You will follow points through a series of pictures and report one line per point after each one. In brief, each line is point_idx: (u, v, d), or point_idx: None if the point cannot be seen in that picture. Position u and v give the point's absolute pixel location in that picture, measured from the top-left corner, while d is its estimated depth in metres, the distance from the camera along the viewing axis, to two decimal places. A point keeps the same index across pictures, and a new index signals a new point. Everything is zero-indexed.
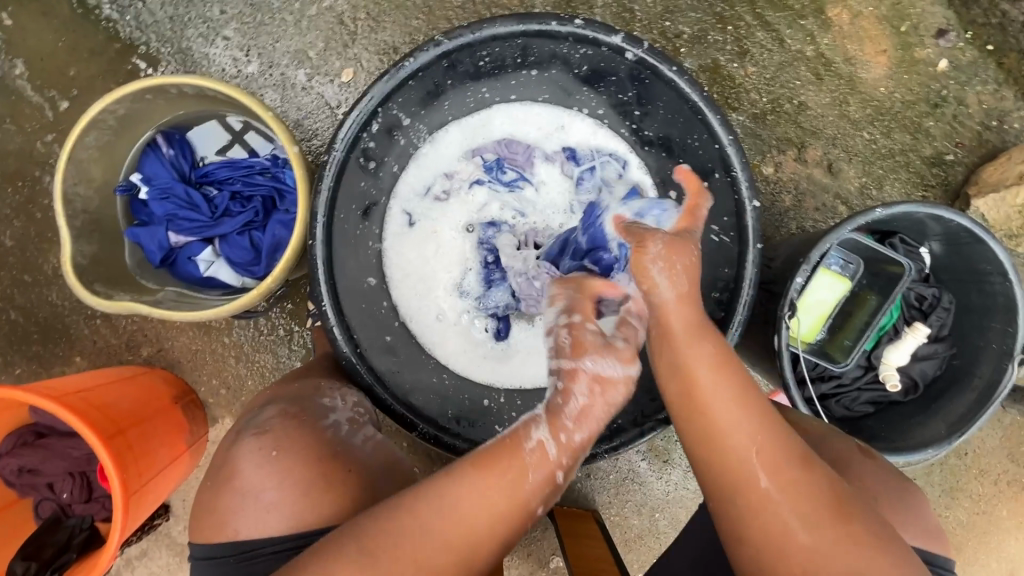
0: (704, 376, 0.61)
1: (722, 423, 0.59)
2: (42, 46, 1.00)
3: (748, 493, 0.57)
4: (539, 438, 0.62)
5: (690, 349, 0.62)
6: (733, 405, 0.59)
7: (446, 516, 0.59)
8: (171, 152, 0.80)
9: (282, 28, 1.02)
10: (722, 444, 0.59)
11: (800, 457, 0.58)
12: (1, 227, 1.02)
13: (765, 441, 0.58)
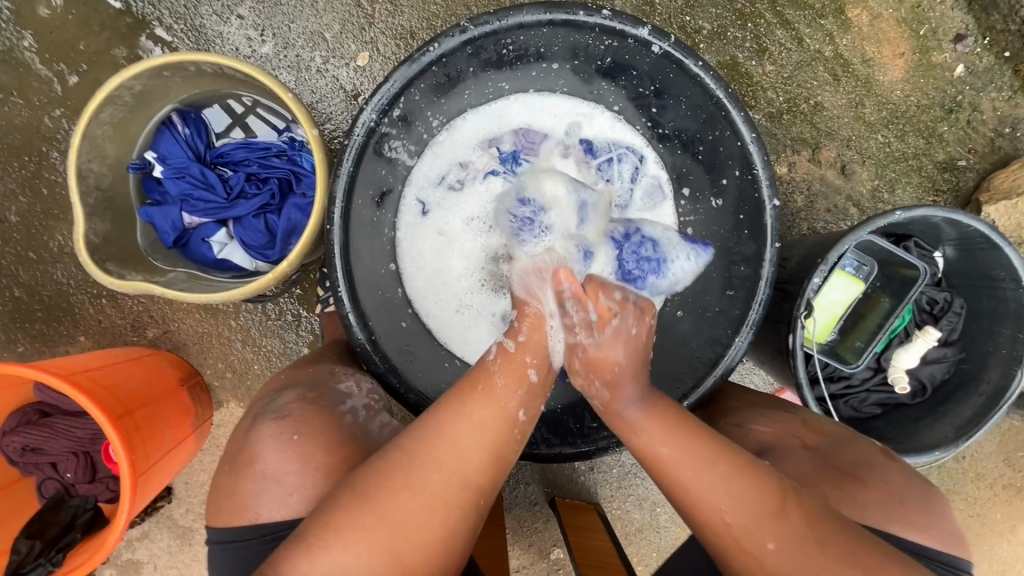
0: (661, 452, 0.64)
1: (693, 483, 0.62)
2: (52, 18, 0.98)
3: (744, 552, 0.59)
4: (500, 351, 0.69)
5: (646, 427, 0.65)
6: (688, 462, 0.62)
7: (444, 442, 0.61)
8: (187, 131, 0.79)
9: (298, 10, 1.00)
10: (695, 507, 0.61)
11: (775, 512, 0.59)
12: (6, 202, 1.00)
13: (706, 484, 0.61)
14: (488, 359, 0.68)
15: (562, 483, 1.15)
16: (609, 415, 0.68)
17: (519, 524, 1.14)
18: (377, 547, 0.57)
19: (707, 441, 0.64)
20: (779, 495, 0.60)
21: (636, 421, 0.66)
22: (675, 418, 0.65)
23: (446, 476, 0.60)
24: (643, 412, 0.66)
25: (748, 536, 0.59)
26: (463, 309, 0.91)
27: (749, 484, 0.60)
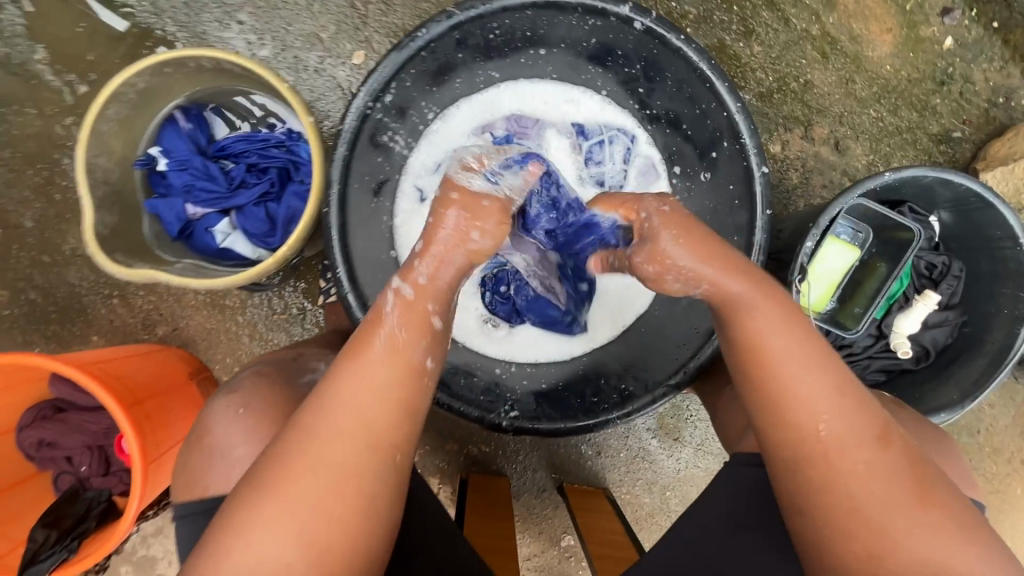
0: (774, 342, 0.58)
1: (797, 382, 0.57)
2: (62, 32, 1.02)
3: (831, 468, 0.55)
4: (395, 298, 0.60)
5: (759, 316, 0.60)
6: (811, 355, 0.58)
7: (343, 407, 0.56)
8: (189, 126, 0.82)
9: (295, 13, 1.04)
10: (790, 408, 0.57)
11: (877, 440, 0.56)
12: (21, 209, 1.04)
13: (811, 387, 0.57)
14: (382, 309, 0.60)
15: (570, 469, 1.15)
16: (718, 294, 0.62)
17: (528, 511, 1.15)
18: (299, 530, 0.53)
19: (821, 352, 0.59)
20: (883, 423, 0.57)
21: (742, 311, 0.60)
22: (791, 311, 0.60)
23: (352, 441, 0.55)
24: (769, 298, 0.60)
25: (841, 449, 0.56)
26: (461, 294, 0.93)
27: (857, 399, 0.57)
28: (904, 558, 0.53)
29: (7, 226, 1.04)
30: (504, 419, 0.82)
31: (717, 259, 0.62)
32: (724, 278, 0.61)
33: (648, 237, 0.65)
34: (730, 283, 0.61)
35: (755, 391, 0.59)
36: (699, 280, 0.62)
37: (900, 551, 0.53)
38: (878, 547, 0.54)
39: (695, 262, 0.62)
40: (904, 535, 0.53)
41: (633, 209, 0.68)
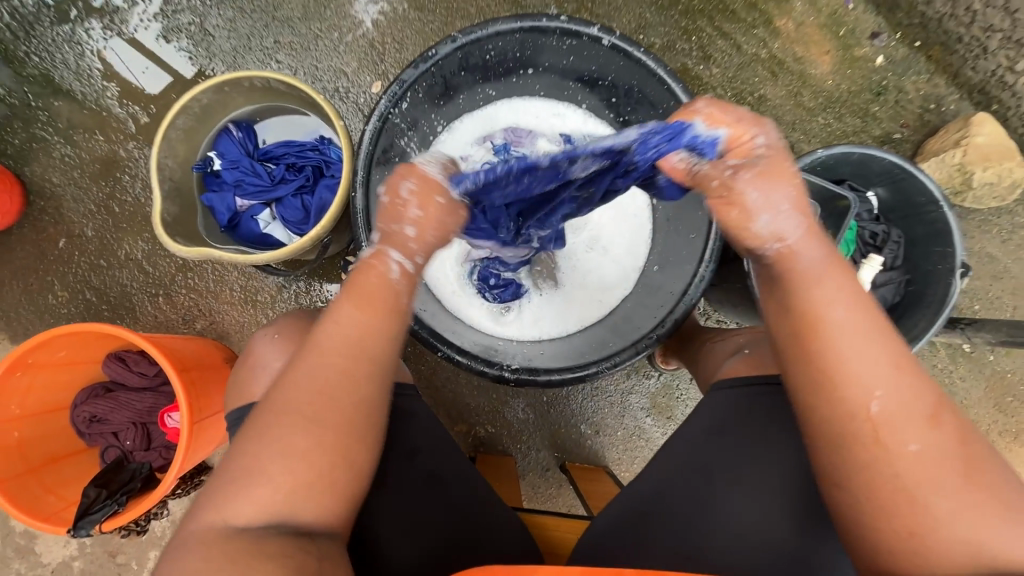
0: (831, 317, 0.59)
1: (851, 355, 0.57)
2: (131, 74, 1.23)
3: (878, 442, 0.56)
4: (396, 266, 0.65)
5: (817, 291, 0.60)
6: (872, 329, 0.58)
7: (332, 350, 0.61)
8: (240, 135, 0.99)
9: (324, 53, 1.24)
10: (839, 380, 0.57)
11: (929, 418, 0.55)
12: (84, 220, 1.20)
13: (865, 362, 0.57)
14: (380, 271, 0.65)
15: (571, 447, 1.24)
16: (790, 258, 0.62)
17: (533, 490, 1.22)
18: (300, 465, 0.57)
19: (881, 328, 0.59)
20: (940, 403, 0.56)
21: (813, 262, 0.62)
22: (853, 288, 0.60)
23: (342, 378, 0.60)
24: (830, 273, 0.61)
25: (891, 426, 0.55)
26: (465, 283, 1.13)
27: (914, 379, 0.57)
28: (945, 536, 0.53)
29: (72, 235, 1.20)
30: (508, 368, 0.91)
31: (805, 220, 0.63)
32: (804, 240, 0.62)
33: (755, 165, 0.63)
34: (803, 247, 0.62)
35: (808, 364, 0.60)
36: (783, 236, 0.62)
37: (934, 530, 0.53)
38: (917, 522, 0.54)
39: (792, 210, 0.63)
40: (948, 514, 0.53)
41: (745, 132, 0.63)
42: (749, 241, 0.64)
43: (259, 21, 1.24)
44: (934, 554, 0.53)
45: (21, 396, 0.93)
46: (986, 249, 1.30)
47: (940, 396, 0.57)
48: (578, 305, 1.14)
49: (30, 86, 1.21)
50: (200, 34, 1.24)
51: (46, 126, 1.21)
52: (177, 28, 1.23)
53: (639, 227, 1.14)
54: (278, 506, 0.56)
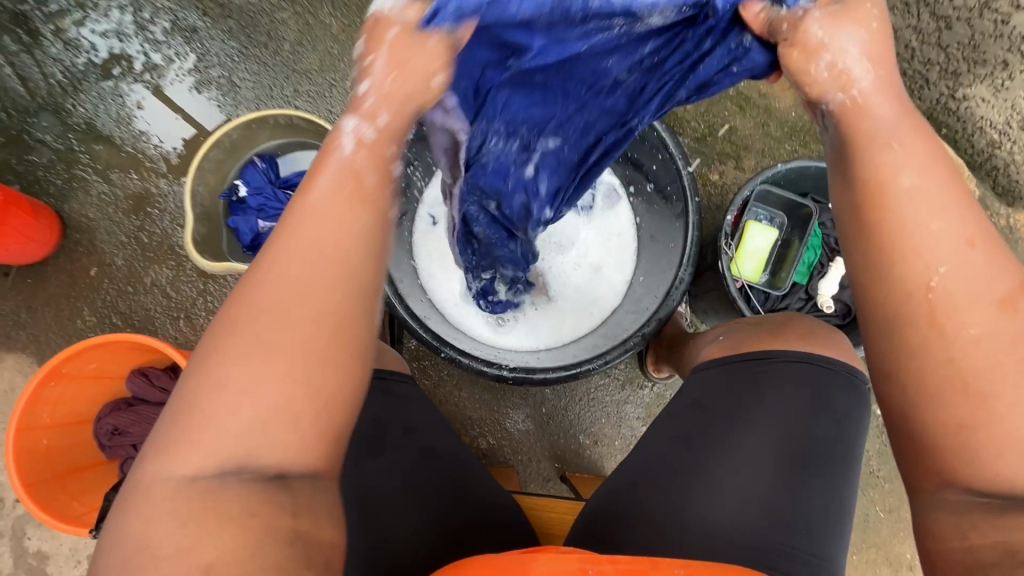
0: (908, 182, 0.54)
1: (924, 219, 0.53)
2: (166, 123, 1.38)
3: (943, 317, 0.52)
4: (356, 143, 0.58)
5: (891, 158, 0.55)
6: (949, 199, 0.54)
7: (301, 257, 0.52)
8: (264, 165, 1.09)
9: (338, 101, 1.40)
10: (906, 252, 0.53)
11: (1000, 302, 0.52)
12: (115, 250, 1.30)
13: (935, 233, 0.53)
14: (338, 147, 0.58)
15: (570, 458, 1.29)
16: (860, 120, 0.57)
17: None
18: (275, 391, 0.48)
19: (959, 201, 0.54)
20: (1015, 284, 0.52)
21: (886, 121, 0.57)
22: (936, 154, 0.56)
23: (319, 287, 0.51)
24: (907, 135, 0.56)
25: (953, 304, 0.52)
26: (467, 301, 1.22)
27: (989, 255, 0.53)
28: (996, 431, 0.50)
29: (102, 264, 1.30)
30: (505, 368, 1.00)
31: (883, 77, 0.58)
32: (877, 97, 0.57)
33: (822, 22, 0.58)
34: (877, 105, 0.57)
35: (875, 234, 0.55)
36: (850, 83, 0.58)
37: (995, 423, 0.50)
38: (981, 408, 0.50)
39: (863, 56, 0.57)
40: (1012, 400, 0.50)
41: None
42: (809, 90, 0.60)
43: (281, 75, 1.40)
44: (994, 446, 0.50)
45: (52, 405, 1.01)
46: None
47: (1019, 279, 0.52)
48: (573, 317, 1.22)
49: (74, 133, 1.35)
50: (229, 86, 1.40)
51: (87, 167, 1.34)
52: (208, 82, 1.39)
53: (625, 244, 1.24)
54: (243, 441, 0.47)
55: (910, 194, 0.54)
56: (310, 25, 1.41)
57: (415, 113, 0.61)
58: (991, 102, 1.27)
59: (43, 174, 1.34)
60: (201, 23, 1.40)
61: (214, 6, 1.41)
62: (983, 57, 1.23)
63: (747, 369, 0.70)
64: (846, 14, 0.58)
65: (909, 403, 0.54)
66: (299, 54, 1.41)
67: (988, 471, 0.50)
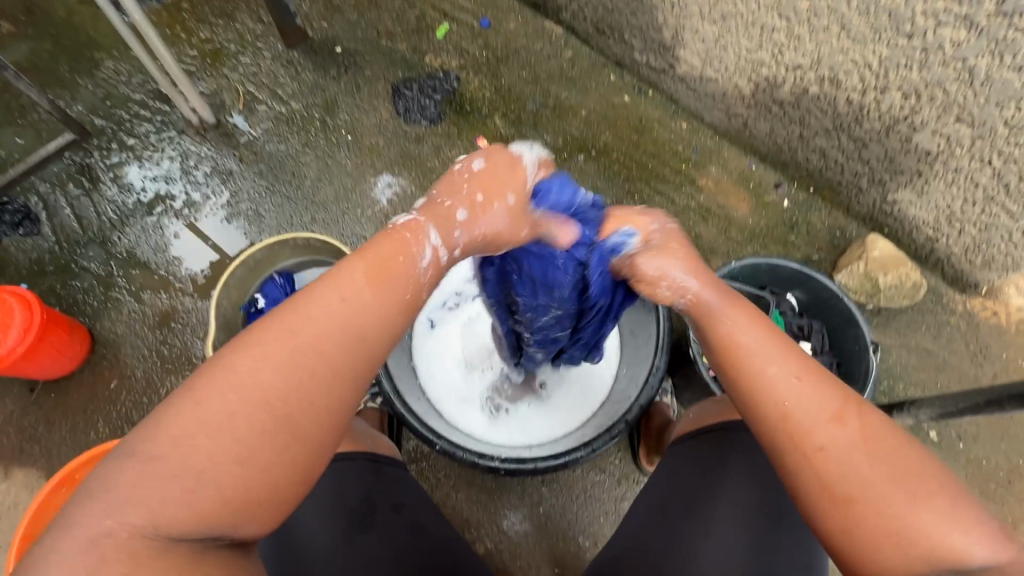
0: (742, 337, 0.71)
1: (760, 366, 0.68)
2: (197, 248, 1.57)
3: (799, 439, 0.64)
4: (432, 255, 0.71)
5: (729, 321, 0.72)
6: (773, 346, 0.69)
7: (292, 330, 0.61)
8: (282, 280, 1.25)
9: (351, 226, 1.62)
10: (755, 391, 0.68)
11: (834, 418, 0.64)
12: (137, 362, 1.41)
13: (772, 372, 0.67)
14: (415, 255, 0.69)
15: (570, 562, 1.27)
16: (700, 302, 0.76)
17: None
18: (251, 442, 0.57)
19: (788, 348, 0.69)
20: (840, 403, 0.65)
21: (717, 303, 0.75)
22: (758, 315, 0.73)
23: (302, 357, 0.60)
24: (731, 304, 0.74)
25: (803, 425, 0.64)
26: (463, 399, 1.32)
27: (816, 383, 0.66)
28: (867, 522, 0.60)
29: (123, 376, 1.40)
30: (499, 460, 1.05)
31: (704, 271, 0.77)
32: (707, 289, 0.76)
33: (654, 247, 0.79)
34: (707, 293, 0.76)
35: (735, 385, 0.70)
36: (686, 293, 0.76)
37: (863, 519, 0.61)
38: (850, 514, 0.61)
39: (684, 274, 0.76)
40: (877, 496, 0.60)
41: (642, 228, 0.80)
42: (663, 302, 0.79)
43: (302, 206, 1.63)
44: (876, 545, 0.60)
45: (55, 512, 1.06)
46: (921, 344, 1.48)
47: (844, 397, 0.65)
48: (564, 411, 1.30)
49: (114, 260, 1.54)
50: (255, 218, 1.62)
51: (122, 289, 1.50)
52: (237, 214, 1.61)
53: (608, 336, 1.33)
54: (220, 484, 0.55)
55: (746, 346, 0.70)
56: (330, 166, 1.68)
57: (480, 239, 0.75)
58: (918, 203, 1.44)
59: (81, 297, 1.49)
60: (236, 167, 1.66)
61: (249, 153, 1.68)
62: (902, 169, 1.41)
63: (717, 438, 0.80)
64: (664, 247, 0.78)
65: (800, 503, 0.65)
66: (318, 189, 1.65)
67: (880, 567, 0.60)
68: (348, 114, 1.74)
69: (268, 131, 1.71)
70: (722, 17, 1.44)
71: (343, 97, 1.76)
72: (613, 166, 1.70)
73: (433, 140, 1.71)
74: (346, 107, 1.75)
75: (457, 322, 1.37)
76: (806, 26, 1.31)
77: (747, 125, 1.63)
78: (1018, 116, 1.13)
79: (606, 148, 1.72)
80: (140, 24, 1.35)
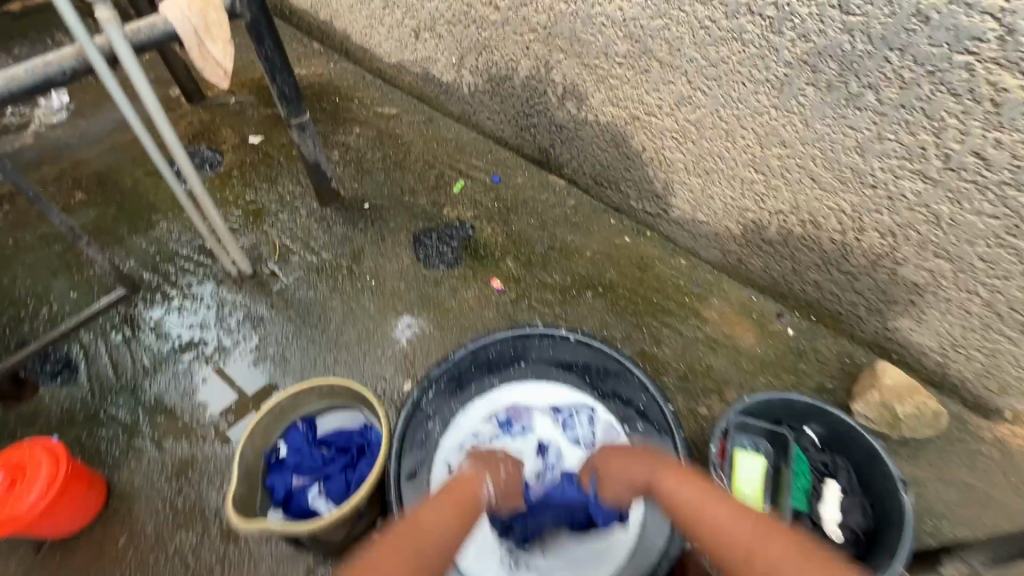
0: (684, 499, 1.01)
1: (704, 518, 0.98)
2: (222, 392, 1.62)
3: (748, 560, 0.90)
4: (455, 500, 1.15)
5: (675, 488, 1.03)
6: (713, 514, 0.97)
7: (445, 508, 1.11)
8: (304, 427, 1.27)
9: (370, 365, 1.68)
10: (700, 534, 0.97)
11: (765, 540, 0.91)
12: (148, 516, 1.38)
13: (710, 522, 0.96)
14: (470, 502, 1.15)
15: None
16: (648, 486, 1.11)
17: None
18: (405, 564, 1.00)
19: (719, 498, 0.99)
20: (764, 527, 0.93)
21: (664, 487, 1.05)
22: (689, 476, 1.04)
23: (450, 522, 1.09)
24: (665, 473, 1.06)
25: (747, 553, 0.91)
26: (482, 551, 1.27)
27: (745, 519, 0.95)
28: None
29: (132, 532, 1.36)
30: None
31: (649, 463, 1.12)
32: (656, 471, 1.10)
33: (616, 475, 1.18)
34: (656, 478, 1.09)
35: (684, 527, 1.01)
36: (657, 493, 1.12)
37: None
38: None
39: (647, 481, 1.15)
40: None
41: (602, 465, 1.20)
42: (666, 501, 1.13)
43: (326, 347, 1.72)
44: None
45: None
46: (959, 476, 1.42)
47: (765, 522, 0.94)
48: None
49: (142, 408, 1.58)
50: (282, 360, 1.69)
51: (145, 438, 1.52)
52: (264, 358, 1.69)
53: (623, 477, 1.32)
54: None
55: (688, 505, 1.00)
56: (354, 310, 1.79)
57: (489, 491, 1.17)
58: (918, 330, 1.49)
59: (104, 446, 1.51)
60: (268, 313, 1.78)
61: (280, 300, 1.81)
62: (895, 300, 1.47)
63: None
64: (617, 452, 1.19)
65: None
66: (340, 332, 1.75)
67: None
68: (373, 261, 1.91)
69: (300, 279, 1.86)
70: (705, 171, 1.64)
71: (370, 246, 1.94)
72: (620, 302, 1.80)
73: (451, 282, 1.85)
74: (371, 256, 1.92)
75: None
76: (780, 179, 1.48)
77: (741, 261, 1.76)
78: (991, 252, 1.23)
79: (612, 285, 1.83)
80: (196, 191, 1.55)
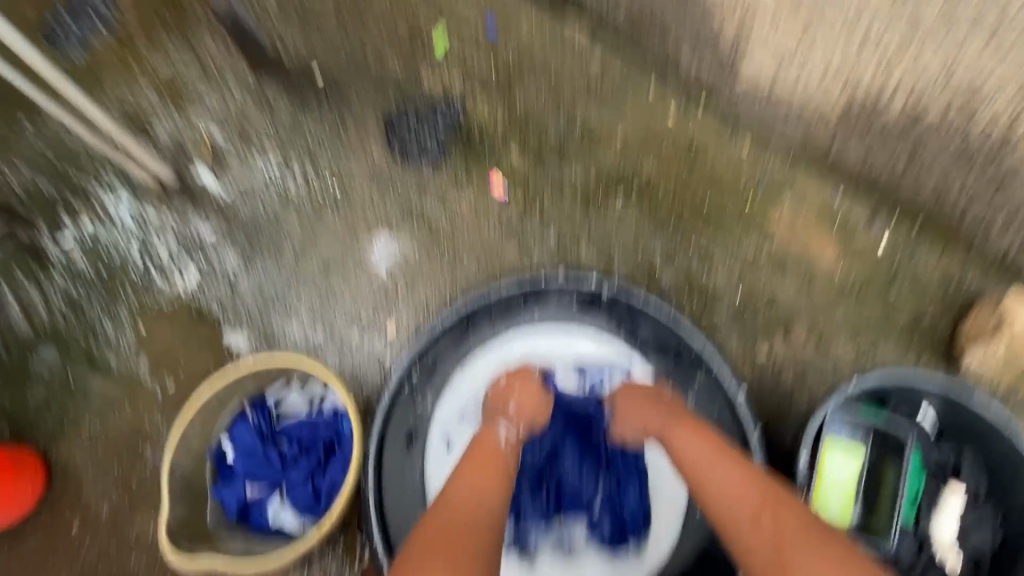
0: (688, 447, 0.90)
1: (708, 473, 0.86)
2: (164, 346, 1.31)
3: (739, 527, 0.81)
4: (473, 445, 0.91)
5: (683, 441, 0.90)
6: (715, 470, 0.86)
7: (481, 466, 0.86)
8: (253, 416, 0.96)
9: (342, 303, 1.33)
10: (699, 480, 0.87)
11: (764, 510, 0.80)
12: (103, 499, 1.19)
13: (716, 475, 0.85)
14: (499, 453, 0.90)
15: None
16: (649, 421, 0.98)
17: None
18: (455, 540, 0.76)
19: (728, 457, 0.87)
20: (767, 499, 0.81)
21: (672, 437, 0.92)
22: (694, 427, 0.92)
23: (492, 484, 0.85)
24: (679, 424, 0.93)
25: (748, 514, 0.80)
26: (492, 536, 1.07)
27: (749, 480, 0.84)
28: None
29: (90, 518, 1.19)
30: None
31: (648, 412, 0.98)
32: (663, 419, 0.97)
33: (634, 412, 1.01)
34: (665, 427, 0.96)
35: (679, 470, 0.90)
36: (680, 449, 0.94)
37: None
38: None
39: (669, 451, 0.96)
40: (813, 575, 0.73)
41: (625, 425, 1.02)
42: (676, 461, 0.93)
43: (286, 280, 1.36)
44: None
45: None
46: None
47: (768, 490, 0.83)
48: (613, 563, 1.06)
49: (71, 368, 1.29)
50: (232, 300, 1.34)
51: (81, 405, 1.26)
52: (209, 298, 1.34)
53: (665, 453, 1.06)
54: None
55: (688, 449, 0.89)
56: (314, 232, 1.39)
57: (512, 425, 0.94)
58: None
59: (35, 416, 1.26)
60: (207, 238, 1.39)
61: (219, 221, 1.40)
62: None
63: None
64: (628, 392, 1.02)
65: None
66: (299, 263, 1.37)
67: None
68: (330, 155, 1.43)
69: (240, 190, 1.42)
70: None
71: (321, 141, 1.43)
72: (660, 211, 1.35)
73: (438, 189, 1.40)
74: (328, 152, 1.43)
75: (477, 435, 1.09)
76: None
77: (831, 150, 1.29)
78: None
79: (649, 184, 1.37)
80: (45, 73, 1.04)
